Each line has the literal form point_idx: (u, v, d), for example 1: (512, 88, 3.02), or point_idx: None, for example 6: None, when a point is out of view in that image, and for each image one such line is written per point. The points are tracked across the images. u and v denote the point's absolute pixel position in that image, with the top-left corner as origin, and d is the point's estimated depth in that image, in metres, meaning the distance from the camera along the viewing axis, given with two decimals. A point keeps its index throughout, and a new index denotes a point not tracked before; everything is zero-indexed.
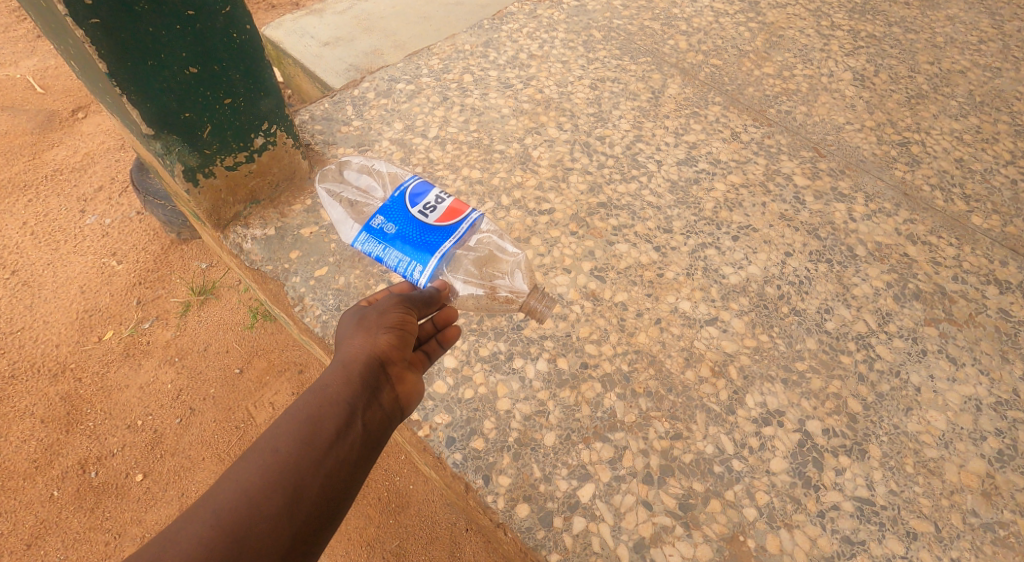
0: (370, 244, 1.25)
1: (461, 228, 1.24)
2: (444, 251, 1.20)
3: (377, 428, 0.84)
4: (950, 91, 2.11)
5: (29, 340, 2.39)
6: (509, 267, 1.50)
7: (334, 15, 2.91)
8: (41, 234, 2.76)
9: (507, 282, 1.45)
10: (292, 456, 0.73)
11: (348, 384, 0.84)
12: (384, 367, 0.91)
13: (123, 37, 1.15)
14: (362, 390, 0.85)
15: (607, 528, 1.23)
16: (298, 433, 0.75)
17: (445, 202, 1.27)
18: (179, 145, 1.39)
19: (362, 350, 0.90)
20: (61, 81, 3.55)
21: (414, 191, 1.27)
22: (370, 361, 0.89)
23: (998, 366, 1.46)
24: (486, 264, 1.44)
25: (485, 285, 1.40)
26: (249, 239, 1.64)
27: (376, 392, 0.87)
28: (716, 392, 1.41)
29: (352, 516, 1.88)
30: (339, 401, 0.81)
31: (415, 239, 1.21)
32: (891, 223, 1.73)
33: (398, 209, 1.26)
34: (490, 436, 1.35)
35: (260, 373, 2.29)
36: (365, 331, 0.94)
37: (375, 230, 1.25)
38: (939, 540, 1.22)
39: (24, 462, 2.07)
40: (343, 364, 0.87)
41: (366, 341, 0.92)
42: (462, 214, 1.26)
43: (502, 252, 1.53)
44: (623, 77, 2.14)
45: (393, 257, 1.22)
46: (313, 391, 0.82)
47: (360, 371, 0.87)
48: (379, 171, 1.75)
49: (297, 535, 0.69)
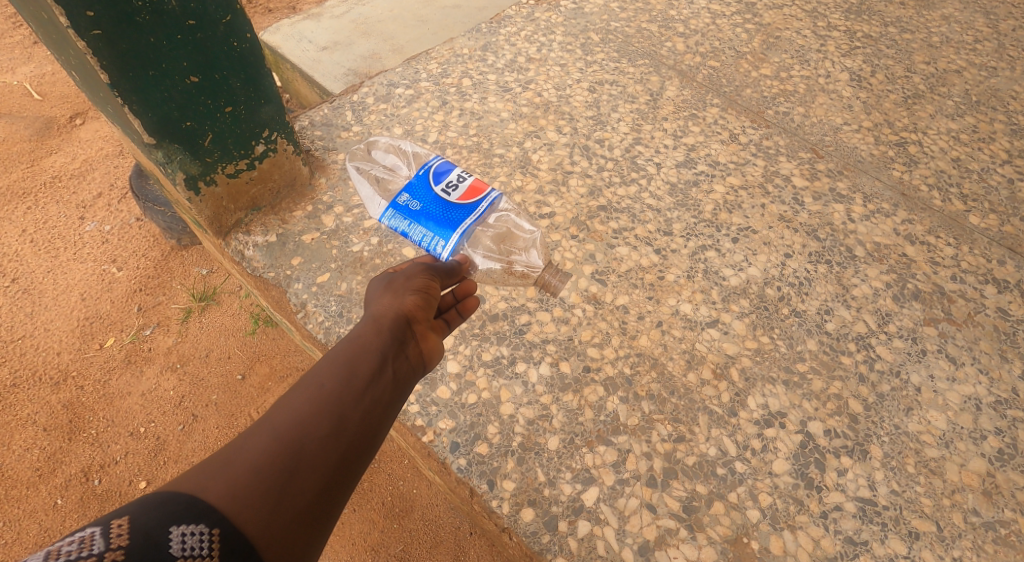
0: (396, 219, 1.31)
1: (482, 206, 1.31)
2: (466, 227, 1.27)
3: (406, 374, 0.92)
4: (946, 91, 2.12)
5: (30, 348, 2.39)
6: (527, 244, 1.65)
7: (332, 19, 2.92)
8: (40, 241, 2.76)
9: (522, 258, 1.61)
10: (335, 389, 0.81)
11: (380, 334, 0.93)
12: (411, 323, 0.99)
13: (124, 48, 1.15)
14: (393, 340, 0.93)
15: (612, 532, 1.23)
16: (339, 371, 0.84)
17: (466, 181, 1.33)
18: (180, 154, 1.39)
19: (391, 307, 0.99)
20: (58, 88, 3.55)
21: (437, 170, 1.34)
22: (399, 317, 0.98)
23: (997, 365, 1.47)
24: (503, 241, 1.59)
25: (501, 259, 1.56)
26: (251, 246, 1.65)
27: (404, 343, 0.95)
28: (718, 394, 1.41)
29: (355, 521, 1.89)
30: (373, 347, 0.90)
31: (439, 216, 1.29)
32: (890, 223, 1.74)
33: (422, 186, 1.33)
34: (494, 441, 1.35)
35: (262, 378, 2.29)
36: (393, 293, 1.02)
37: (401, 206, 1.32)
38: (941, 540, 1.23)
39: (27, 470, 2.08)
40: (375, 318, 0.96)
41: (394, 300, 1.01)
42: (483, 192, 1.33)
43: (520, 229, 1.66)
44: (622, 80, 2.15)
45: (418, 232, 1.28)
46: (350, 339, 0.91)
47: (389, 324, 0.95)
48: (403, 151, 1.85)
49: (343, 457, 0.77)
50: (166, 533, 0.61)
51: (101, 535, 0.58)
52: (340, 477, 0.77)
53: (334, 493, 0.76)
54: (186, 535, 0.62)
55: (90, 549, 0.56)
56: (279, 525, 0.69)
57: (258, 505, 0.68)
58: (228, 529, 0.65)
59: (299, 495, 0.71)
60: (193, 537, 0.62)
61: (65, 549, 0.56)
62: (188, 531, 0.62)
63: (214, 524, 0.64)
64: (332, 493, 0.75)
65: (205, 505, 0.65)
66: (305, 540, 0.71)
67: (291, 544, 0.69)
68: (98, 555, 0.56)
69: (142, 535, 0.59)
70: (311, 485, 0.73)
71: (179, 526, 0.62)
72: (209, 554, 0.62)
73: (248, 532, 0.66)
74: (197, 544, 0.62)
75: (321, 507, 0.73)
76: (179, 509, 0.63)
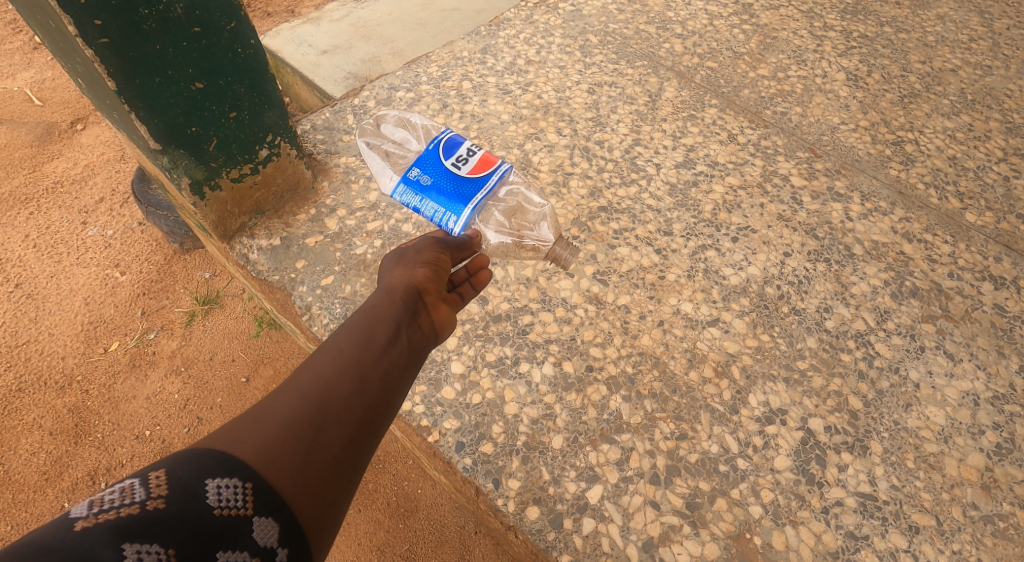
0: (407, 195, 1.32)
1: (493, 179, 1.31)
2: (477, 202, 1.28)
3: (420, 341, 0.95)
4: (942, 90, 2.14)
5: (35, 352, 2.40)
6: (536, 218, 1.63)
7: (331, 22, 2.93)
8: (43, 246, 2.77)
9: (534, 232, 1.59)
10: (355, 353, 0.84)
11: (394, 304, 0.95)
12: (422, 295, 1.02)
13: (131, 56, 1.17)
14: (406, 309, 0.96)
15: (616, 529, 1.25)
16: (358, 337, 0.86)
17: (477, 154, 1.33)
18: (186, 159, 1.40)
19: (402, 280, 1.02)
20: (58, 93, 3.56)
21: (447, 143, 1.34)
22: (410, 288, 1.00)
23: (994, 361, 1.49)
24: (515, 214, 1.57)
25: (514, 234, 1.55)
26: (255, 249, 1.66)
27: (418, 313, 0.98)
28: (720, 392, 1.43)
29: (360, 522, 1.91)
30: (389, 315, 0.93)
31: (450, 191, 1.29)
32: (887, 221, 1.76)
33: (432, 160, 1.32)
34: (499, 441, 1.37)
35: (266, 381, 2.30)
36: (404, 267, 1.05)
37: (412, 181, 1.32)
38: (941, 534, 1.25)
39: (34, 474, 2.10)
40: (388, 290, 0.99)
41: (405, 273, 1.03)
42: (494, 165, 1.33)
43: (529, 204, 1.64)
44: (621, 81, 2.17)
45: (429, 208, 1.29)
46: (366, 308, 0.93)
47: (402, 295, 0.98)
48: (414, 125, 1.84)
49: (366, 414, 0.80)
50: (203, 484, 0.63)
51: (140, 486, 0.60)
52: (364, 435, 0.79)
53: (360, 449, 0.78)
54: (221, 488, 0.64)
55: (132, 498, 0.59)
56: (310, 477, 0.71)
57: (289, 458, 0.70)
58: (261, 481, 0.67)
59: (326, 451, 0.74)
60: (228, 490, 0.64)
61: (107, 497, 0.58)
62: (223, 484, 0.65)
63: (247, 478, 0.67)
64: (358, 449, 0.78)
65: (237, 460, 0.68)
66: (334, 494, 0.74)
67: (322, 496, 0.72)
68: (140, 504, 0.59)
69: (180, 487, 0.62)
70: (338, 440, 0.76)
71: (214, 480, 0.64)
72: (244, 505, 0.65)
73: (280, 483, 0.69)
74: (232, 497, 0.64)
75: (348, 461, 0.76)
76: (213, 464, 0.66)
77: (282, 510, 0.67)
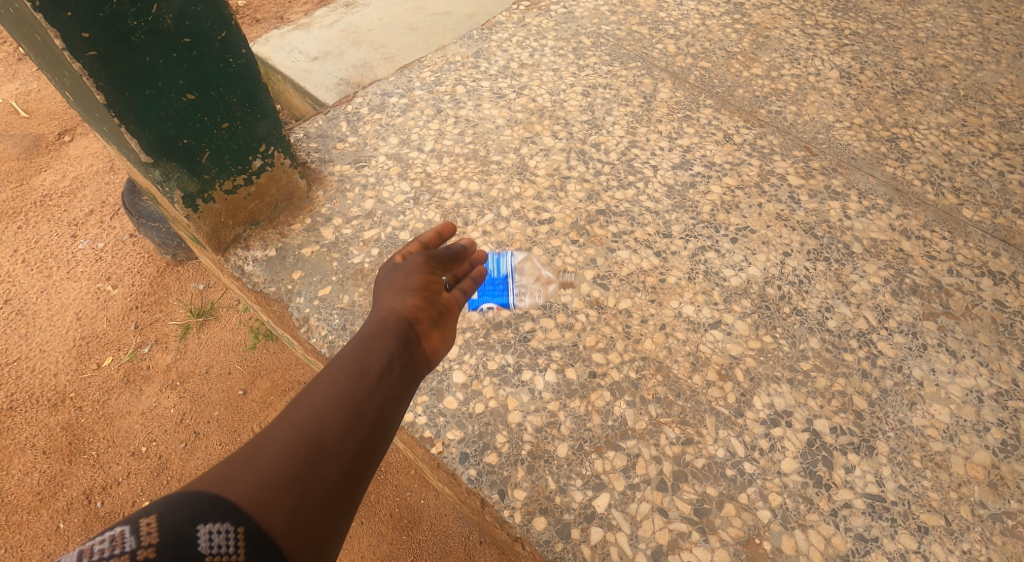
0: None
1: None
2: None
3: (414, 370, 0.92)
4: (934, 86, 2.15)
5: (26, 370, 2.36)
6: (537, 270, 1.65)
7: (322, 29, 2.91)
8: (32, 260, 2.73)
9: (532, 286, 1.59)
10: (350, 388, 0.82)
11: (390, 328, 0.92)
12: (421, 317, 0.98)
13: (120, 68, 1.14)
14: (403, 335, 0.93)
15: (624, 538, 1.23)
16: (352, 369, 0.84)
17: None
18: (177, 172, 1.38)
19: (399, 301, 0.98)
20: (45, 104, 3.50)
21: None
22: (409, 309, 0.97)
23: (997, 357, 1.49)
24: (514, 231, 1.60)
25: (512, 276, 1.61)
26: (251, 261, 1.63)
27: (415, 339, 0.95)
28: (724, 395, 1.42)
29: (363, 534, 1.90)
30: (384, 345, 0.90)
31: None
32: (885, 219, 1.76)
33: None
34: (503, 450, 1.35)
35: (264, 393, 2.30)
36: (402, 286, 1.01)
37: None
38: (950, 534, 1.24)
39: (27, 495, 2.07)
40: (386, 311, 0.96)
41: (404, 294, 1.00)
42: None
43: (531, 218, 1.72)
44: (614, 83, 2.16)
45: None
46: (361, 336, 0.90)
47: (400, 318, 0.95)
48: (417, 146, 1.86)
49: (359, 452, 0.78)
50: (195, 529, 0.59)
51: (133, 533, 0.56)
52: (356, 472, 0.77)
53: (353, 486, 0.76)
54: (214, 533, 0.61)
55: (123, 547, 0.55)
56: (303, 518, 0.69)
57: (281, 499, 0.68)
58: (254, 525, 0.64)
59: (319, 490, 0.72)
60: (221, 535, 0.61)
61: (96, 548, 0.54)
62: (216, 529, 0.61)
63: (239, 522, 0.63)
64: (351, 486, 0.76)
65: (229, 502, 0.64)
66: (325, 535, 0.71)
67: (313, 539, 0.69)
68: (131, 554, 0.54)
69: (172, 531, 0.58)
70: (331, 478, 0.73)
71: (206, 525, 0.61)
72: (237, 551, 0.61)
73: (274, 528, 0.66)
74: (226, 542, 0.61)
75: (340, 499, 0.74)
76: (205, 507, 0.62)
77: (274, 555, 0.65)
